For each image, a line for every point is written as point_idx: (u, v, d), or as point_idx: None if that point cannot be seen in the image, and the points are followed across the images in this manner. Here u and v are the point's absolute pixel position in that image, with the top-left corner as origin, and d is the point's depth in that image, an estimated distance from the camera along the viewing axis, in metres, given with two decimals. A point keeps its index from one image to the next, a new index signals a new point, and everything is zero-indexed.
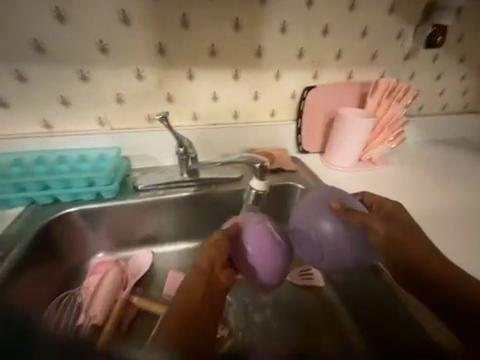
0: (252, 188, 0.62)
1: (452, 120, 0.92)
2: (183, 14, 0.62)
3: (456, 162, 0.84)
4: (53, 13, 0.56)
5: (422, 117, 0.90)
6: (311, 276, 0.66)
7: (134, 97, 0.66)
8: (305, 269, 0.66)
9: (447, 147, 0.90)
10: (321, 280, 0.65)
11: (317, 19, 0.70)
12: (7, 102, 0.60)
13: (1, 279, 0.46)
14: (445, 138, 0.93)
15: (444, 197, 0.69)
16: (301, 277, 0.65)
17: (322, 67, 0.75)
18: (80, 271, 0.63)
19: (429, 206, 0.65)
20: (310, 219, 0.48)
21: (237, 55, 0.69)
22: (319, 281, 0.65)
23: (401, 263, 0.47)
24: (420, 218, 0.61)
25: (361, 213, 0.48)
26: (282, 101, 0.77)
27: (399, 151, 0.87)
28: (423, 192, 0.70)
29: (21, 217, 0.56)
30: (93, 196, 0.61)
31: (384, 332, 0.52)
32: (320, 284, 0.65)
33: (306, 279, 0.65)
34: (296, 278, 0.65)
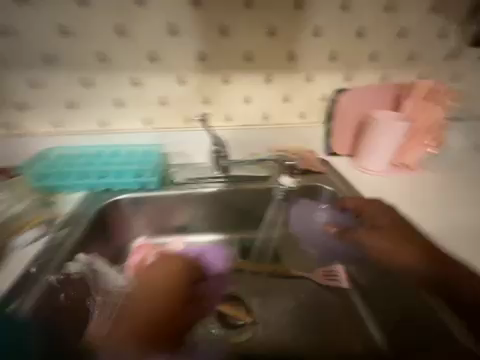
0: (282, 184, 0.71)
1: None
2: (223, 24, 0.68)
3: None
4: (117, 29, 0.66)
5: (471, 120, 0.83)
6: (335, 277, 0.63)
7: (176, 101, 0.74)
8: (330, 270, 0.64)
9: None
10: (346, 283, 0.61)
11: (352, 21, 0.71)
12: (74, 104, 0.71)
13: (71, 248, 0.55)
14: None
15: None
16: (325, 277, 0.63)
17: (356, 70, 0.76)
18: (124, 251, 0.72)
19: (464, 218, 0.62)
20: (305, 219, 0.70)
21: (271, 60, 0.73)
22: (344, 283, 0.62)
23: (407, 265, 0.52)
24: (460, 231, 0.58)
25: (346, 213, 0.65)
26: (313, 103, 0.79)
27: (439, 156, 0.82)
28: (458, 202, 0.66)
29: (82, 201, 0.67)
30: (138, 186, 0.70)
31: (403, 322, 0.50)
32: (344, 285, 0.61)
33: (330, 279, 0.63)
34: (320, 277, 0.64)
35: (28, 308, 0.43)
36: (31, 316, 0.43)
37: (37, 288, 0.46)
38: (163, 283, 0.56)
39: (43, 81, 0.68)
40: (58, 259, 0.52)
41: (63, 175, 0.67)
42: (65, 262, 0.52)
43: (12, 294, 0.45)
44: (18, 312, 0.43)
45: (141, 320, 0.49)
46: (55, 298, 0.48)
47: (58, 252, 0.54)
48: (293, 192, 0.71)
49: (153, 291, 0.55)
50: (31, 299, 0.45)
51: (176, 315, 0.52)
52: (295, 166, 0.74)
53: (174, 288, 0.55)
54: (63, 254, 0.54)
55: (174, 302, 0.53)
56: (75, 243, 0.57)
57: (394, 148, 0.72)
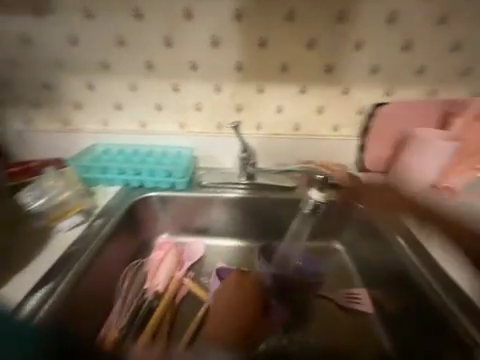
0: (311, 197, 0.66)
1: None
2: (262, 36, 0.69)
3: None
4: (164, 40, 0.71)
5: None
6: (359, 300, 0.63)
7: (211, 108, 0.77)
8: (354, 292, 0.64)
9: None
10: (370, 307, 0.62)
11: (398, 34, 0.68)
12: (120, 105, 0.78)
13: (104, 237, 0.60)
14: None
15: None
16: (347, 300, 0.63)
17: (399, 84, 0.72)
18: (149, 244, 0.76)
19: None
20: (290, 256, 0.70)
21: (307, 72, 0.72)
22: (367, 307, 0.62)
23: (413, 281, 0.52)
24: None
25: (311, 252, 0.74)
26: (349, 117, 0.76)
27: None
28: None
29: (118, 194, 0.72)
30: (168, 185, 0.73)
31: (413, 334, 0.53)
32: (368, 310, 0.61)
33: (353, 302, 0.62)
34: (342, 298, 0.63)
35: (61, 290, 0.47)
36: (62, 298, 0.46)
37: (71, 271, 0.51)
38: (236, 301, 0.56)
39: (96, 85, 0.76)
40: (92, 245, 0.57)
41: (104, 169, 0.74)
42: (97, 251, 0.57)
43: (53, 272, 0.50)
44: (51, 294, 0.46)
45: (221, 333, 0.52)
46: (85, 282, 0.52)
47: (93, 240, 0.58)
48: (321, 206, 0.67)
49: (229, 300, 0.56)
50: (65, 281, 0.49)
51: (247, 329, 0.52)
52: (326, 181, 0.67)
53: (245, 307, 0.54)
54: (96, 242, 0.58)
55: (246, 318, 0.53)
56: (109, 232, 0.62)
57: (439, 169, 0.66)
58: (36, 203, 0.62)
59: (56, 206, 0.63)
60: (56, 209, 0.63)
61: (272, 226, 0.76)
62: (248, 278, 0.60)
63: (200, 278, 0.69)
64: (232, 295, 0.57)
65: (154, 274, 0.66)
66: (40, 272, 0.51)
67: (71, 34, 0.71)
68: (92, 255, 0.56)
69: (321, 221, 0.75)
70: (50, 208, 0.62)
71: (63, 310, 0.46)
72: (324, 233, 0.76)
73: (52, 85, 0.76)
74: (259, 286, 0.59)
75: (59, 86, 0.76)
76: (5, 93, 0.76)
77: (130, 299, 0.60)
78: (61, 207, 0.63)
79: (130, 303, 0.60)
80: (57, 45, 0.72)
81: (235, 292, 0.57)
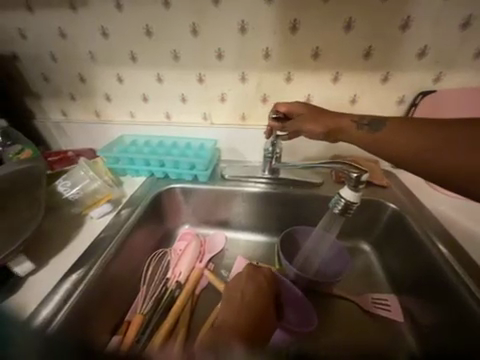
0: (342, 197, 0.55)
1: None
2: (294, 19, 0.64)
3: None
4: (190, 28, 0.69)
5: None
6: (387, 308, 0.58)
7: (235, 99, 0.75)
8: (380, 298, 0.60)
9: None
10: (399, 315, 0.57)
11: (457, 9, 0.58)
12: (147, 97, 0.79)
13: (128, 228, 0.62)
14: None
15: None
16: (373, 306, 0.59)
17: (450, 69, 0.63)
18: (172, 234, 0.78)
19: None
20: (313, 252, 0.65)
21: (342, 58, 0.66)
22: (396, 316, 0.57)
23: (455, 291, 0.46)
24: None
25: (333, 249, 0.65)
26: (388, 108, 0.69)
27: None
28: None
29: (144, 184, 0.75)
30: (191, 177, 0.74)
31: (446, 342, 0.48)
32: (397, 319, 0.57)
33: (379, 309, 0.58)
34: (367, 303, 0.59)
35: (84, 285, 0.49)
36: (83, 295, 0.48)
37: (93, 268, 0.52)
38: (247, 299, 0.50)
39: (126, 77, 0.77)
40: (117, 236, 0.59)
41: (131, 160, 0.76)
42: (120, 243, 0.58)
43: (80, 262, 0.53)
44: (74, 289, 0.48)
45: (227, 324, 0.45)
46: (108, 274, 0.54)
47: (118, 230, 0.60)
48: (354, 208, 0.56)
49: (238, 301, 0.50)
50: (87, 277, 0.50)
51: (255, 328, 0.45)
52: (362, 180, 0.55)
53: (256, 305, 0.49)
54: (119, 235, 0.59)
55: (253, 318, 0.47)
56: (133, 222, 0.64)
57: None
58: (72, 191, 0.66)
59: (89, 195, 0.67)
60: (88, 197, 0.67)
61: (295, 222, 0.73)
62: (258, 276, 0.55)
63: (219, 270, 0.69)
64: (243, 293, 0.51)
65: (177, 264, 0.67)
66: (70, 260, 0.55)
67: (102, 26, 0.72)
68: (116, 249, 0.57)
69: (350, 221, 0.70)
70: (84, 196, 0.66)
71: (82, 307, 0.48)
72: (351, 233, 0.71)
73: (86, 78, 0.79)
74: (272, 286, 0.54)
75: (92, 79, 0.79)
76: (45, 86, 0.82)
77: (153, 287, 0.63)
78: (93, 195, 0.67)
79: (153, 293, 0.62)
80: (89, 38, 0.74)
81: (245, 288, 0.52)
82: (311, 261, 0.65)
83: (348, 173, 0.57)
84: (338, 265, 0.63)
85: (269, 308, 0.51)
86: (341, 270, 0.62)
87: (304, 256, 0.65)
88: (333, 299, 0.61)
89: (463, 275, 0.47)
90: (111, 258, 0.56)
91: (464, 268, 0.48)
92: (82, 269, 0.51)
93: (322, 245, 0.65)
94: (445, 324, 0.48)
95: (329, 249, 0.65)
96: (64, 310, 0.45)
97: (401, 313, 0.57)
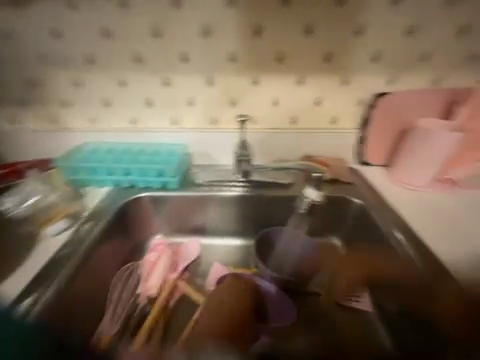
0: None
1: None
2: (257, 24, 0.65)
3: None
4: (152, 30, 0.67)
5: None
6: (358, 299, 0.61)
7: (203, 103, 0.74)
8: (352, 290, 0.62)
9: None
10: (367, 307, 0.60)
11: (401, 19, 0.64)
12: (108, 102, 0.74)
13: (93, 241, 0.57)
14: None
15: None
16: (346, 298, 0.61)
17: (400, 73, 0.69)
18: (143, 246, 0.73)
19: None
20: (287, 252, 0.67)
21: (306, 62, 0.69)
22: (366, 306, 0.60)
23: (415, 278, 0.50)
24: None
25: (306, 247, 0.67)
26: (349, 109, 0.74)
27: None
28: None
29: (108, 194, 0.70)
30: (161, 184, 0.71)
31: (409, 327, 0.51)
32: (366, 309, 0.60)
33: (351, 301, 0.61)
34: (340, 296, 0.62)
35: (50, 293, 0.45)
36: (62, 287, 0.47)
37: (50, 288, 0.46)
38: (229, 304, 0.49)
39: (83, 80, 0.72)
40: (80, 251, 0.54)
41: (93, 170, 0.70)
42: (87, 253, 0.55)
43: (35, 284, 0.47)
44: (49, 284, 0.46)
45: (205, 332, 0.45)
46: (69, 296, 0.49)
47: (79, 246, 0.55)
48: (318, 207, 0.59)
49: (219, 305, 0.49)
50: (53, 284, 0.47)
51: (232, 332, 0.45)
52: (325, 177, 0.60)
53: (237, 309, 0.49)
54: (80, 252, 0.54)
55: (232, 323, 0.47)
56: (97, 236, 0.58)
57: (441, 161, 0.65)
58: (22, 207, 0.60)
59: (44, 210, 0.61)
60: (41, 212, 0.61)
61: (270, 223, 0.74)
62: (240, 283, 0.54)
63: (196, 280, 0.67)
64: (223, 297, 0.51)
65: (147, 278, 0.63)
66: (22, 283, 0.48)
67: (53, 26, 0.66)
68: (76, 267, 0.51)
69: (320, 217, 0.73)
70: (36, 212, 0.60)
71: (61, 302, 0.46)
72: (323, 229, 0.74)
73: (36, 81, 0.72)
74: (252, 290, 0.54)
75: (43, 82, 0.72)
76: None
77: (122, 304, 0.58)
78: (48, 211, 0.61)
79: (121, 311, 0.56)
80: (38, 38, 0.67)
81: (226, 294, 0.51)
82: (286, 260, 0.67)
83: None
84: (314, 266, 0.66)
85: (250, 311, 0.50)
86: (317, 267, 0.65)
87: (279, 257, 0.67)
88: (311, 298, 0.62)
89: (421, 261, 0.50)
90: (87, 257, 0.54)
91: (422, 253, 0.52)
92: (60, 264, 0.51)
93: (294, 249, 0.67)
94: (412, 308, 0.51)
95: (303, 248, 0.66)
96: (42, 302, 0.44)
97: (370, 302, 0.60)
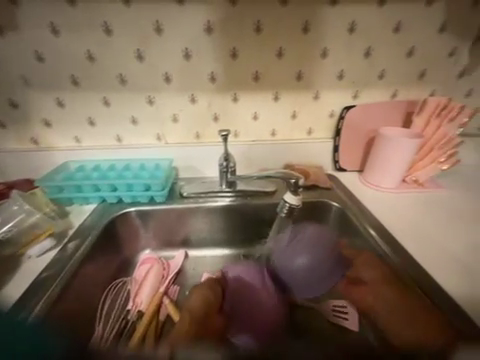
0: (285, 201, 0.62)
1: None
2: (233, 48, 0.71)
3: None
4: (135, 54, 0.71)
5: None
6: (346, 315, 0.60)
7: (187, 118, 0.78)
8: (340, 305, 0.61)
9: None
10: (355, 323, 0.58)
11: (360, 42, 0.73)
12: (94, 121, 0.76)
13: (83, 255, 0.58)
14: None
15: None
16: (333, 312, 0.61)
17: (364, 88, 0.78)
18: (131, 262, 0.73)
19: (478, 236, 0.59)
20: (290, 257, 0.61)
21: (280, 79, 0.75)
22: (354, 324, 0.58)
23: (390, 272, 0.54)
24: (473, 248, 0.56)
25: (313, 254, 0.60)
26: (322, 121, 0.81)
27: (449, 175, 0.82)
28: (470, 217, 0.65)
29: (94, 211, 0.70)
30: (147, 198, 0.72)
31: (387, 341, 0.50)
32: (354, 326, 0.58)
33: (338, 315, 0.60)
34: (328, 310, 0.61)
35: (42, 304, 0.46)
36: (53, 297, 0.48)
37: (34, 311, 0.45)
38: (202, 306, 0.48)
39: (67, 101, 0.74)
40: (70, 264, 0.55)
41: (77, 188, 0.70)
42: (78, 265, 0.55)
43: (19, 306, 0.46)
44: (41, 296, 0.47)
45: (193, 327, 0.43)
46: (59, 310, 0.49)
47: (65, 264, 0.55)
48: (297, 210, 0.63)
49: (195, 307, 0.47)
50: (46, 296, 0.47)
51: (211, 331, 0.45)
52: (299, 184, 0.63)
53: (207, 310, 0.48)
54: (65, 272, 0.53)
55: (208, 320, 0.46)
56: (82, 256, 0.58)
57: (405, 165, 0.72)
58: (1, 230, 0.56)
59: (26, 230, 0.58)
60: (25, 233, 0.58)
61: (256, 231, 0.77)
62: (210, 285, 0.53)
63: (186, 292, 0.68)
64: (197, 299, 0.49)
65: (137, 293, 0.63)
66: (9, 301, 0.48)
67: (36, 51, 0.68)
68: (66, 281, 0.51)
69: (303, 222, 0.77)
70: (20, 233, 0.57)
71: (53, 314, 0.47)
72: None
73: (18, 103, 0.72)
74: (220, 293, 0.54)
75: (26, 104, 0.73)
76: None
77: (112, 321, 0.58)
78: (30, 231, 0.58)
79: (111, 328, 0.56)
80: (21, 62, 0.69)
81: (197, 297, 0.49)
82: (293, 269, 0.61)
83: (288, 180, 0.64)
84: (326, 271, 0.60)
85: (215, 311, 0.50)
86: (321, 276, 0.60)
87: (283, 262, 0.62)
88: (300, 305, 0.63)
89: (391, 255, 0.55)
90: (77, 270, 0.55)
91: (393, 247, 0.57)
92: (49, 279, 0.51)
93: (297, 254, 0.61)
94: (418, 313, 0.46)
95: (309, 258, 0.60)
96: (36, 312, 0.44)
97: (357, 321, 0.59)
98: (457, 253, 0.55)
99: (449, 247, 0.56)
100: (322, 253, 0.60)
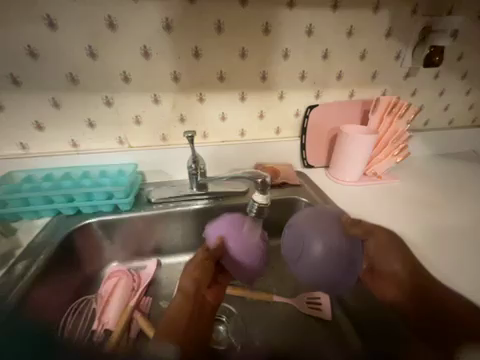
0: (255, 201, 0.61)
1: (455, 133, 0.97)
2: (195, 47, 0.70)
3: (457, 174, 0.88)
4: (87, 51, 0.65)
5: (426, 131, 0.95)
6: (319, 306, 0.63)
7: (151, 120, 0.74)
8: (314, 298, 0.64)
9: (450, 161, 0.95)
10: (329, 313, 0.62)
11: (318, 44, 0.76)
12: (42, 125, 0.68)
13: (35, 275, 0.51)
14: (447, 151, 0.99)
15: (444, 205, 0.73)
16: (308, 306, 0.64)
17: (324, 88, 0.82)
18: (97, 277, 0.67)
19: (431, 220, 0.66)
20: (304, 241, 0.55)
21: (245, 80, 0.75)
22: (327, 313, 0.62)
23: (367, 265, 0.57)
24: (428, 230, 0.63)
25: (333, 241, 0.54)
26: (287, 120, 0.83)
27: (403, 166, 0.91)
28: (423, 203, 0.73)
29: (48, 226, 0.62)
30: (111, 207, 0.66)
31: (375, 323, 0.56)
32: (327, 316, 0.62)
33: (313, 309, 0.63)
34: (303, 304, 0.64)
35: None
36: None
37: None
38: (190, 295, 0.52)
39: (7, 104, 0.65)
40: (17, 288, 0.48)
41: (25, 201, 0.62)
42: (28, 289, 0.49)
43: None
44: None
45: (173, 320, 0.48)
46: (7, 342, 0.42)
47: (13, 288, 0.48)
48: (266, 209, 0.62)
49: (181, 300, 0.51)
50: None
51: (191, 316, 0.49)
52: (267, 182, 0.62)
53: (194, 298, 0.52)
54: (10, 300, 0.46)
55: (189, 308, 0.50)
56: (34, 278, 0.51)
57: (364, 159, 0.77)
58: None
59: None
60: None
61: None
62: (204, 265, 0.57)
63: (159, 303, 0.64)
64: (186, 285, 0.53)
65: (103, 312, 0.57)
66: None
67: None
68: (15, 307, 0.45)
69: (276, 220, 0.78)
70: None
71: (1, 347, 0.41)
72: (281, 230, 0.79)
73: None
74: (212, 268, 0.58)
75: None
76: None
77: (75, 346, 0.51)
78: None
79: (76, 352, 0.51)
80: None
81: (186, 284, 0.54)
82: (305, 254, 0.55)
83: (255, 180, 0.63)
84: (345, 263, 0.53)
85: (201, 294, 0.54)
86: (336, 270, 0.54)
87: (296, 244, 0.57)
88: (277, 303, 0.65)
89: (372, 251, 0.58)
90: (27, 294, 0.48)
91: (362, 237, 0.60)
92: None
93: (315, 239, 0.54)
94: (412, 308, 0.50)
95: (327, 245, 0.54)
96: None
97: (330, 311, 0.63)
98: (415, 236, 0.61)
99: (411, 232, 0.62)
100: (344, 241, 0.54)
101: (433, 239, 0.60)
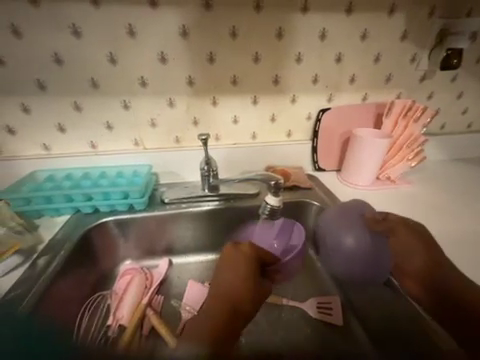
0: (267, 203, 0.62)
1: (474, 137, 0.94)
2: (210, 52, 0.72)
3: (476, 179, 0.85)
4: (107, 57, 0.68)
5: (443, 135, 0.93)
6: (330, 311, 0.62)
7: (166, 123, 0.76)
8: (325, 302, 0.64)
9: (468, 166, 0.92)
10: (340, 318, 0.61)
11: (331, 48, 0.76)
12: (64, 127, 0.72)
13: (56, 270, 0.54)
14: (466, 156, 0.96)
15: (461, 211, 0.70)
16: (318, 310, 0.63)
17: (337, 91, 0.82)
18: (111, 274, 0.69)
19: (447, 226, 0.64)
20: (336, 233, 0.59)
21: (257, 83, 0.77)
22: (338, 318, 0.61)
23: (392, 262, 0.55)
24: (444, 237, 0.61)
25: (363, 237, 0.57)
26: (299, 123, 0.83)
27: (418, 171, 0.89)
28: (438, 209, 0.71)
29: (67, 223, 0.65)
30: (126, 207, 0.69)
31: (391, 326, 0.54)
32: (338, 321, 0.61)
33: (323, 313, 0.63)
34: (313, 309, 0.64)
35: None
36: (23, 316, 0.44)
37: None
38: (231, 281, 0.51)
39: (33, 107, 0.69)
40: (40, 281, 0.51)
41: (47, 199, 0.65)
42: (49, 282, 0.52)
43: None
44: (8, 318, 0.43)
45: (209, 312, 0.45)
46: None
47: (36, 282, 0.51)
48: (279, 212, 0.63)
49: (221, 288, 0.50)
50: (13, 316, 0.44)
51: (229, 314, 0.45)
52: (280, 184, 0.64)
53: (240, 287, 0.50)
54: (33, 292, 0.49)
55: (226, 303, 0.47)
56: (54, 272, 0.54)
57: (378, 163, 0.76)
58: None
59: None
60: None
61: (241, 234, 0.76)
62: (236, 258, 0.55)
63: (171, 301, 0.66)
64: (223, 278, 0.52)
65: (117, 308, 0.59)
66: None
67: None
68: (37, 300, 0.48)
69: None
70: None
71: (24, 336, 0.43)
72: None
73: None
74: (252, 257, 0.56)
75: None
76: None
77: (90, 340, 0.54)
78: None
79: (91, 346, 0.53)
80: None
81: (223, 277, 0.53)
82: (336, 246, 0.59)
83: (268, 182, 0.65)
84: (376, 259, 0.55)
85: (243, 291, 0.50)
86: (368, 267, 0.55)
87: (326, 236, 0.62)
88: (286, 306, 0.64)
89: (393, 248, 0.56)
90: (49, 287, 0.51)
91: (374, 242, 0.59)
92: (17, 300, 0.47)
93: (346, 232, 0.58)
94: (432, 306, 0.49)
95: (358, 238, 0.57)
96: None
97: (342, 316, 0.61)
98: None
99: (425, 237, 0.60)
100: (373, 235, 0.58)
101: (448, 246, 0.58)
